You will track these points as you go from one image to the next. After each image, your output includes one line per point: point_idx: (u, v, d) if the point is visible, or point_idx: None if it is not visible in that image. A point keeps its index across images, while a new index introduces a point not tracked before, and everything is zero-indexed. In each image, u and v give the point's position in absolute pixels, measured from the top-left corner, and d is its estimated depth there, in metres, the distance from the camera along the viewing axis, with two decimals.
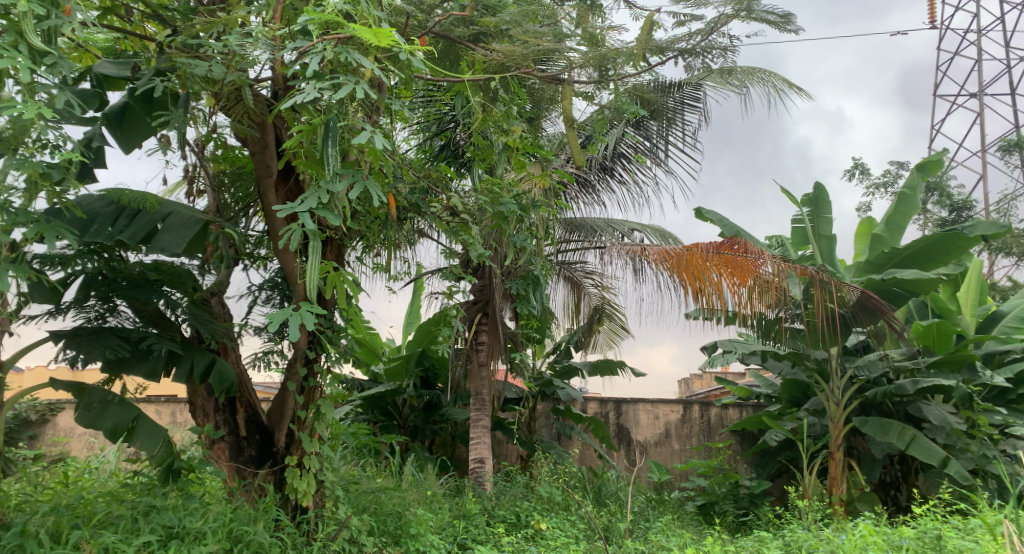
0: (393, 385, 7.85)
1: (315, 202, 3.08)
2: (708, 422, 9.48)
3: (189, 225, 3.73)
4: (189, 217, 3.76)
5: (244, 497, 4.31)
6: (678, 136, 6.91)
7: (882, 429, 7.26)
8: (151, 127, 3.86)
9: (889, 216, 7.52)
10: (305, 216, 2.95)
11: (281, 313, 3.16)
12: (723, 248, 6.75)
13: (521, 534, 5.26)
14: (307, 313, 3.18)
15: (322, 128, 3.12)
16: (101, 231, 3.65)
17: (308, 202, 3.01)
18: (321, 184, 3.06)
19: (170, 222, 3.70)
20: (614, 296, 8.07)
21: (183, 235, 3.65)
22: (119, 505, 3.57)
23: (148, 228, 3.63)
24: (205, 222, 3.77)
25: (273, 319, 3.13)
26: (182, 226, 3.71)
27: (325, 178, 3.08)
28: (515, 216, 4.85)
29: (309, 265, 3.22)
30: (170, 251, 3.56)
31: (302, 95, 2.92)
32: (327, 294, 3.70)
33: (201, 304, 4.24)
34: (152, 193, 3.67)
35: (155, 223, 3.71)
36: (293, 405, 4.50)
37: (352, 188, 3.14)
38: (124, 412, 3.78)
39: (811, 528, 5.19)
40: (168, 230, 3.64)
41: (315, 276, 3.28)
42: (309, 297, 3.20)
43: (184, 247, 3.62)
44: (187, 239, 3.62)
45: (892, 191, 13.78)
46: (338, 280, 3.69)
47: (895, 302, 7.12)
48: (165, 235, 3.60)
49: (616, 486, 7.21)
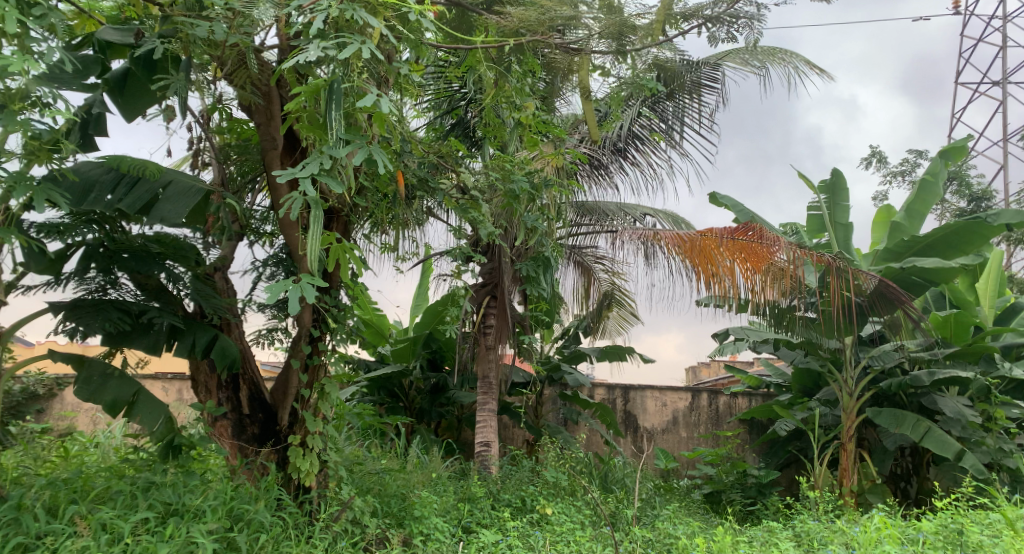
0: (400, 367, 7.78)
1: (318, 167, 2.97)
2: (717, 410, 9.38)
3: (191, 194, 3.62)
4: (191, 186, 3.63)
5: (246, 476, 4.22)
6: (695, 118, 6.79)
7: (895, 420, 7.10)
8: (153, 93, 3.77)
9: (910, 202, 7.34)
10: (307, 181, 2.83)
11: (280, 286, 3.02)
12: (738, 234, 6.60)
13: (526, 518, 5.18)
14: (308, 287, 3.03)
15: (327, 90, 2.98)
16: (100, 200, 3.53)
17: (309, 168, 2.89)
18: (324, 149, 2.94)
19: (172, 191, 3.59)
20: (624, 281, 7.96)
21: (184, 204, 3.53)
22: (118, 480, 3.51)
23: (149, 196, 3.52)
24: (207, 191, 3.65)
25: (273, 293, 3.00)
26: (183, 195, 3.60)
27: (328, 142, 2.96)
28: (526, 195, 4.74)
29: (309, 236, 3.04)
30: (170, 220, 3.43)
31: (305, 54, 2.81)
32: (330, 267, 3.58)
33: (206, 279, 4.16)
34: (153, 161, 3.57)
35: (156, 192, 3.60)
36: (297, 384, 4.45)
37: (356, 153, 3.03)
38: (123, 386, 3.64)
39: (823, 519, 5.10)
40: (168, 200, 3.52)
41: (318, 249, 3.11)
42: (312, 270, 3.07)
43: (185, 216, 3.50)
44: (188, 208, 3.51)
45: (910, 180, 13.56)
46: (343, 254, 3.57)
47: (913, 292, 6.96)
48: (164, 204, 3.48)
49: (623, 473, 7.11)
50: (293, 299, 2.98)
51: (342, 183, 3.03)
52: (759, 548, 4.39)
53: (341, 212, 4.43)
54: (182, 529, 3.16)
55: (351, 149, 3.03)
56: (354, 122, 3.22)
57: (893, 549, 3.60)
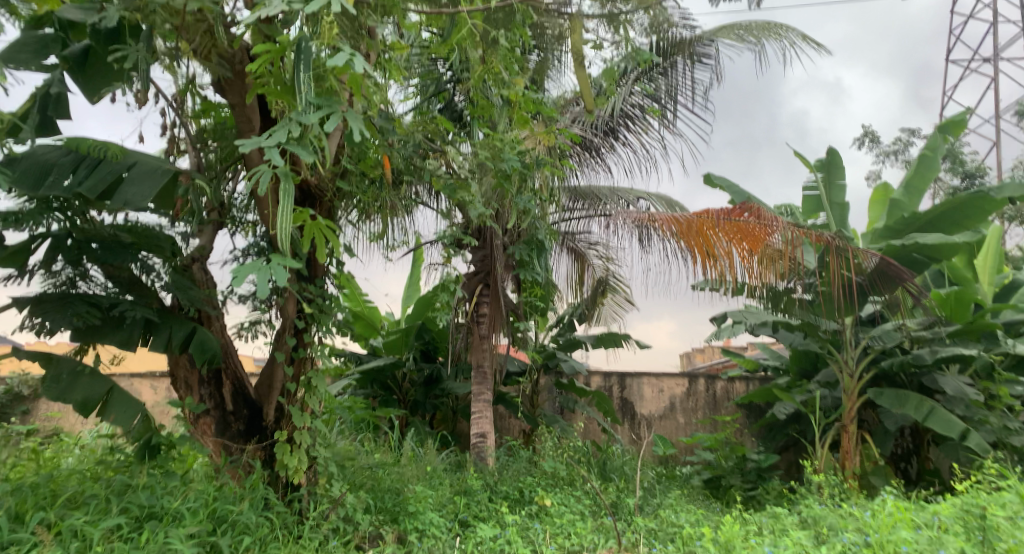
0: (392, 358, 7.60)
1: (286, 136, 2.83)
2: (714, 395, 9.25)
3: (159, 175, 3.42)
4: (157, 166, 3.43)
5: (230, 474, 4.04)
6: (689, 96, 6.62)
7: (898, 401, 6.98)
8: (115, 70, 3.57)
9: (907, 179, 7.19)
10: (273, 150, 2.72)
11: (249, 268, 2.83)
12: (735, 214, 6.42)
13: (525, 511, 5.02)
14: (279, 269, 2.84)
15: (294, 49, 2.83)
16: (56, 185, 3.35)
17: (276, 136, 2.76)
18: (292, 116, 2.80)
19: (135, 172, 3.41)
20: (619, 267, 7.78)
21: (150, 186, 3.33)
22: (93, 483, 3.32)
23: (111, 179, 3.35)
24: (174, 172, 3.46)
25: (241, 275, 2.81)
26: (149, 176, 3.40)
27: (297, 109, 2.82)
28: (518, 175, 4.55)
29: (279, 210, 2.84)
30: (135, 203, 3.23)
31: (268, 10, 2.68)
32: (305, 246, 3.42)
33: (183, 270, 3.97)
34: (113, 141, 3.40)
35: (119, 174, 3.41)
36: (282, 378, 4.26)
37: (329, 120, 2.89)
38: (95, 384, 3.44)
39: (831, 504, 4.96)
40: (131, 182, 3.34)
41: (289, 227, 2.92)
42: (282, 249, 2.90)
43: (152, 198, 3.31)
44: (153, 190, 3.31)
45: (904, 159, 13.44)
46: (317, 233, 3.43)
47: (914, 269, 6.83)
48: (128, 187, 3.30)
49: (622, 461, 6.95)
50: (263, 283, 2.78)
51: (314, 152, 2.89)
52: (769, 536, 4.26)
53: (324, 197, 4.25)
54: (159, 534, 2.99)
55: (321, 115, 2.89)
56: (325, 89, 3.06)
57: (910, 535, 3.48)
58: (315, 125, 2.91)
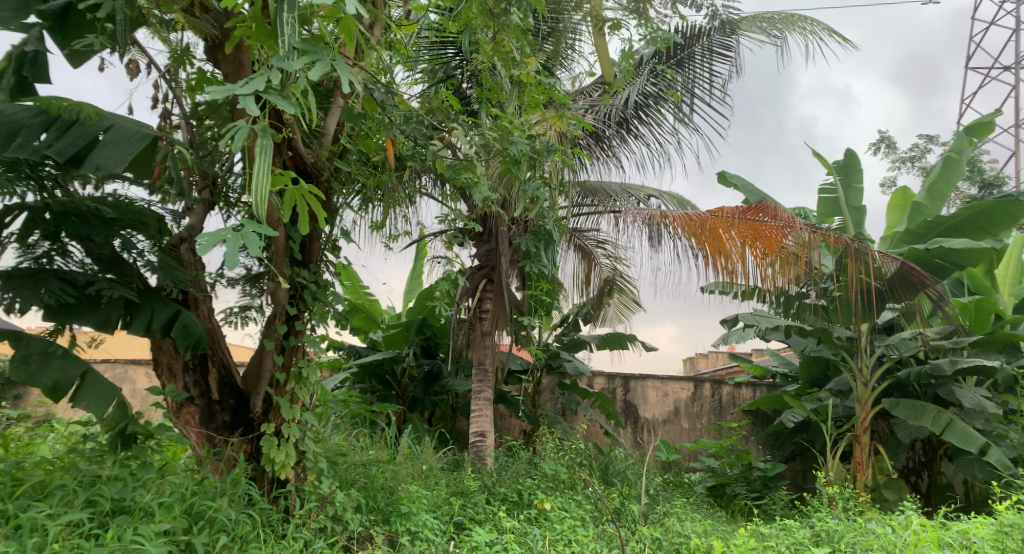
0: (391, 353, 7.36)
1: (265, 85, 2.72)
2: (720, 401, 9.00)
3: (137, 141, 3.20)
4: (134, 131, 3.23)
5: (213, 468, 3.82)
6: (706, 89, 6.39)
7: (914, 412, 6.72)
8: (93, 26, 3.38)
9: (931, 182, 6.92)
10: (248, 97, 2.57)
11: (218, 234, 2.61)
12: (750, 214, 6.18)
13: (523, 515, 4.79)
14: (250, 236, 2.61)
15: None
16: (27, 147, 3.12)
17: (252, 84, 2.64)
18: (272, 64, 2.70)
19: (112, 136, 3.19)
20: (627, 266, 7.53)
21: (125, 151, 3.12)
22: (61, 473, 3.11)
23: (86, 142, 3.13)
24: (155, 139, 3.24)
25: (209, 240, 2.59)
26: (127, 142, 3.19)
27: (277, 55, 2.72)
28: (527, 160, 4.32)
29: (255, 168, 2.69)
30: (107, 168, 3.02)
31: None
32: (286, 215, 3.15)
33: (170, 251, 3.75)
34: (90, 103, 3.18)
35: (95, 137, 3.22)
36: (272, 367, 4.05)
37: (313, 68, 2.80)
38: (68, 367, 3.21)
39: (847, 519, 4.73)
40: (107, 147, 3.11)
41: (267, 191, 2.73)
42: (258, 215, 2.67)
43: (126, 164, 3.09)
44: (129, 156, 3.09)
45: (920, 166, 13.15)
46: (299, 200, 3.13)
47: (938, 275, 6.55)
48: (102, 151, 3.07)
49: (624, 465, 6.69)
50: (231, 253, 2.54)
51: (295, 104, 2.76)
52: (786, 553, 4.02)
53: (320, 176, 4.02)
54: (129, 532, 2.78)
55: (307, 62, 2.77)
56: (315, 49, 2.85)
57: None
58: (296, 71, 2.82)
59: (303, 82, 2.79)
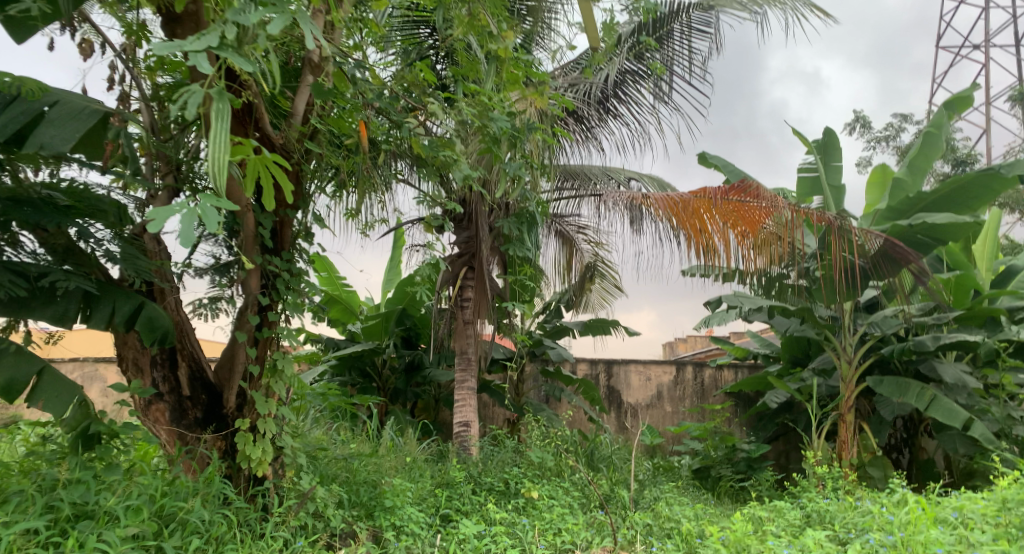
0: (370, 344, 7.19)
1: (219, 41, 2.62)
2: (703, 383, 8.94)
3: (87, 117, 3.07)
4: (82, 107, 3.09)
5: (185, 467, 3.65)
6: (685, 66, 6.26)
7: (898, 389, 6.70)
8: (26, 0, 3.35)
9: (911, 158, 6.86)
10: (200, 53, 2.45)
11: (171, 208, 2.48)
12: (732, 194, 5.97)
13: (511, 504, 4.67)
14: (207, 209, 2.44)
15: None
16: None
17: (205, 40, 2.53)
18: (226, 18, 2.60)
19: (57, 114, 3.04)
20: (608, 251, 7.41)
21: (72, 129, 2.98)
22: (19, 478, 2.93)
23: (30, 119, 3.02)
24: (106, 114, 3.11)
25: (161, 217, 2.46)
26: (75, 117, 3.05)
27: (233, 8, 2.60)
28: (507, 138, 4.18)
29: (211, 136, 2.55)
30: (54, 145, 2.89)
31: None
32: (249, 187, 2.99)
33: (133, 240, 3.57)
34: (33, 78, 3.02)
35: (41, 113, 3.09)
36: (245, 359, 3.87)
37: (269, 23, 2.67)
38: (23, 365, 3.03)
39: (839, 498, 4.68)
40: (52, 125, 2.96)
41: (224, 159, 2.56)
42: (217, 186, 2.49)
43: (75, 140, 2.95)
44: (77, 132, 2.96)
45: (895, 145, 13.19)
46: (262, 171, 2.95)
47: (921, 251, 6.53)
48: (48, 129, 2.92)
49: (611, 451, 6.60)
50: (184, 228, 2.38)
51: (252, 62, 2.65)
52: (785, 535, 3.95)
53: (290, 158, 3.87)
54: (92, 540, 2.61)
55: (264, 15, 2.66)
56: (276, 7, 2.68)
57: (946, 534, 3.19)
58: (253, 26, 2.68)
59: (262, 38, 2.69)
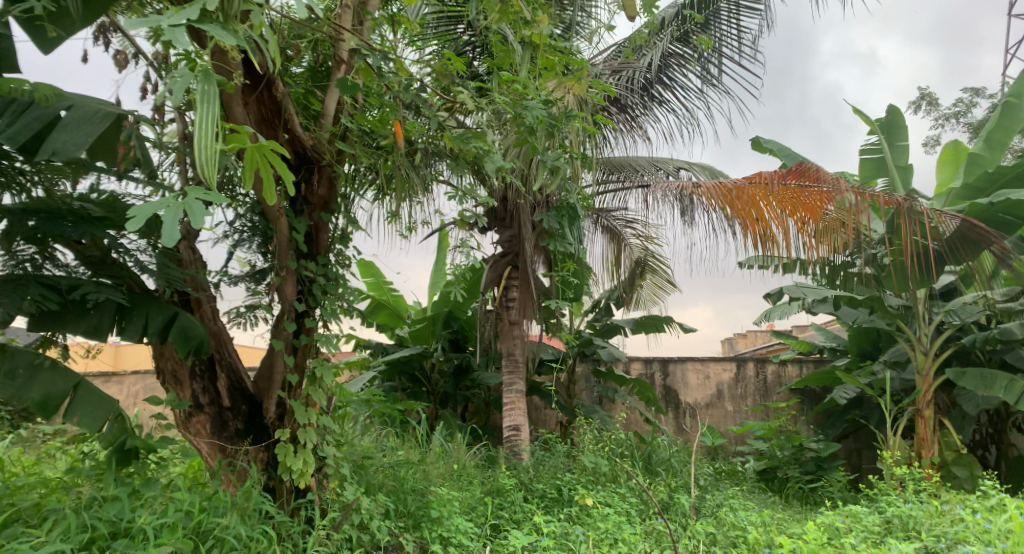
0: (419, 348, 7.06)
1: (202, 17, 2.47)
2: (765, 380, 8.52)
3: (100, 119, 2.99)
4: (96, 109, 3.02)
5: (227, 480, 3.55)
6: (735, 47, 5.94)
7: (984, 381, 6.21)
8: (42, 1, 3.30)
9: (988, 131, 6.38)
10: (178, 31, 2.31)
11: (154, 202, 2.25)
12: (789, 178, 5.64)
13: (564, 513, 4.46)
14: (194, 204, 2.25)
15: None
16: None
17: (184, 14, 2.39)
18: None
19: (72, 119, 2.96)
20: (659, 245, 7.09)
21: (85, 133, 2.90)
22: (59, 496, 2.90)
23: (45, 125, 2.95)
24: (119, 116, 3.05)
25: (142, 211, 2.21)
26: (89, 121, 2.97)
27: None
28: (545, 128, 3.97)
29: (197, 123, 2.38)
30: (67, 150, 2.82)
31: None
32: (248, 180, 2.66)
33: (166, 251, 3.50)
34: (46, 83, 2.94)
35: (56, 117, 3.03)
36: (284, 368, 3.76)
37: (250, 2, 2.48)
38: (58, 380, 2.96)
39: (922, 503, 4.31)
40: (65, 129, 2.89)
41: (212, 152, 2.40)
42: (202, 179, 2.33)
43: (87, 144, 2.88)
44: (88, 136, 2.89)
45: (966, 122, 12.42)
46: (260, 162, 2.63)
47: (1005, 231, 6.05)
48: (60, 134, 2.84)
49: (668, 453, 6.31)
50: (170, 222, 2.21)
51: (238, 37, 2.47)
52: (866, 547, 3.63)
53: (322, 160, 3.80)
54: None
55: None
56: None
57: None
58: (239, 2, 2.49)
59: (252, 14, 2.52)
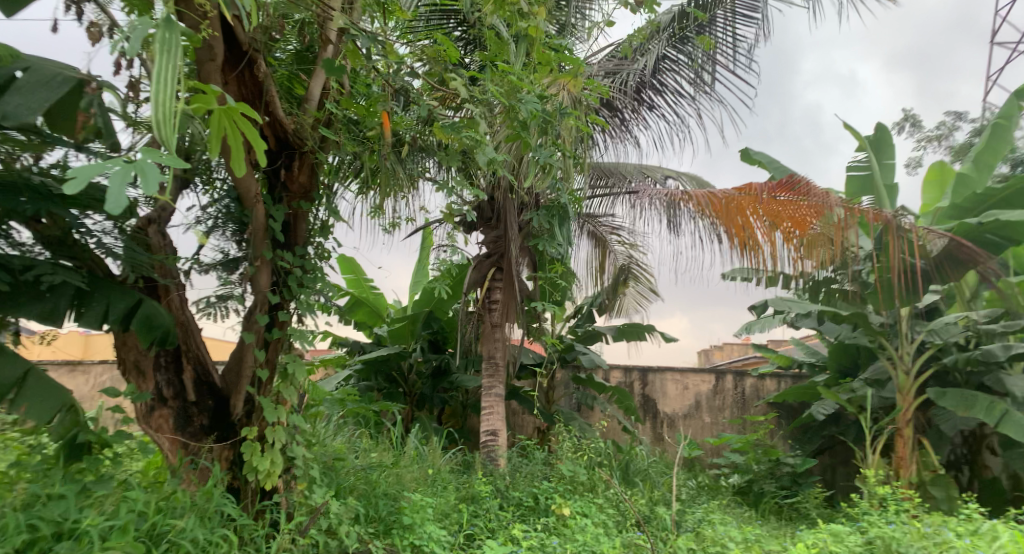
0: (397, 348, 6.88)
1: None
2: (743, 393, 8.45)
3: (58, 84, 2.83)
4: (53, 74, 2.86)
5: (188, 479, 3.37)
6: (730, 56, 5.85)
7: (964, 402, 6.16)
8: None
9: (977, 152, 6.38)
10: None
11: (99, 166, 2.01)
12: (780, 190, 5.54)
13: (541, 523, 4.32)
14: (145, 168, 2.01)
15: None
16: None
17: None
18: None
19: (29, 82, 2.80)
20: (644, 253, 6.99)
21: (41, 97, 2.73)
22: (0, 491, 2.71)
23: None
24: (79, 81, 2.89)
25: (82, 174, 1.98)
26: (46, 86, 2.81)
27: None
28: (538, 124, 3.85)
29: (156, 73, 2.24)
30: (19, 114, 2.66)
31: None
32: (215, 146, 2.53)
33: (134, 234, 3.33)
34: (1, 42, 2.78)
35: (11, 78, 2.87)
36: (254, 363, 3.58)
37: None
38: (7, 366, 2.77)
39: (905, 525, 4.23)
40: (20, 91, 2.72)
41: (170, 110, 2.25)
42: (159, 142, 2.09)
43: (42, 109, 2.72)
44: (44, 101, 2.72)
45: (947, 145, 12.53)
46: (229, 128, 2.50)
47: (991, 252, 6.04)
48: (14, 96, 2.68)
49: (647, 463, 6.20)
50: (116, 189, 1.97)
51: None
52: None
53: (304, 145, 3.64)
54: None
55: None
56: None
57: None
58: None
59: None
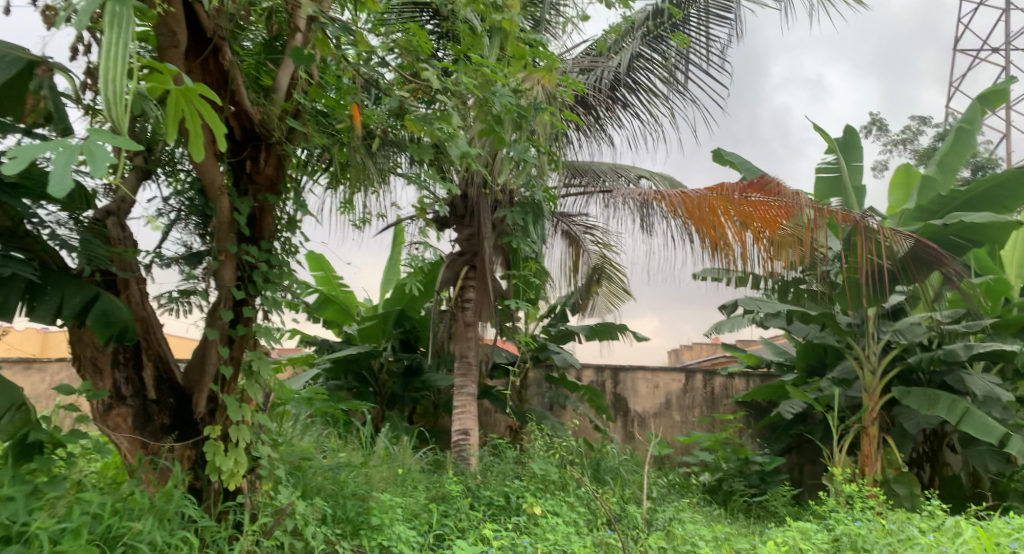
0: (367, 347, 6.78)
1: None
2: (713, 392, 8.50)
3: (7, 63, 2.82)
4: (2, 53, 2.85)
5: (148, 480, 3.25)
6: (703, 55, 5.87)
7: (927, 401, 6.26)
8: None
9: (942, 155, 6.49)
10: None
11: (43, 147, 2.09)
12: (751, 191, 5.55)
13: (512, 522, 4.28)
14: (92, 150, 2.10)
15: None
16: None
17: None
18: None
19: None
20: (617, 253, 6.99)
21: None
22: None
23: None
24: (30, 62, 2.90)
25: (24, 155, 2.05)
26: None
27: None
28: (512, 119, 3.81)
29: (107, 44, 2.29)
30: None
31: None
32: (173, 129, 2.60)
33: (91, 225, 3.21)
34: None
35: None
36: (217, 360, 3.48)
37: None
38: None
39: (873, 522, 4.27)
40: None
41: (121, 83, 2.30)
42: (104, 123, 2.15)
43: None
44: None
45: (912, 149, 12.76)
46: (184, 110, 2.57)
47: (955, 253, 6.15)
48: None
49: (618, 462, 6.19)
50: (61, 171, 2.04)
51: None
52: None
53: (271, 137, 3.55)
54: None
55: None
56: None
57: None
58: None
59: None
